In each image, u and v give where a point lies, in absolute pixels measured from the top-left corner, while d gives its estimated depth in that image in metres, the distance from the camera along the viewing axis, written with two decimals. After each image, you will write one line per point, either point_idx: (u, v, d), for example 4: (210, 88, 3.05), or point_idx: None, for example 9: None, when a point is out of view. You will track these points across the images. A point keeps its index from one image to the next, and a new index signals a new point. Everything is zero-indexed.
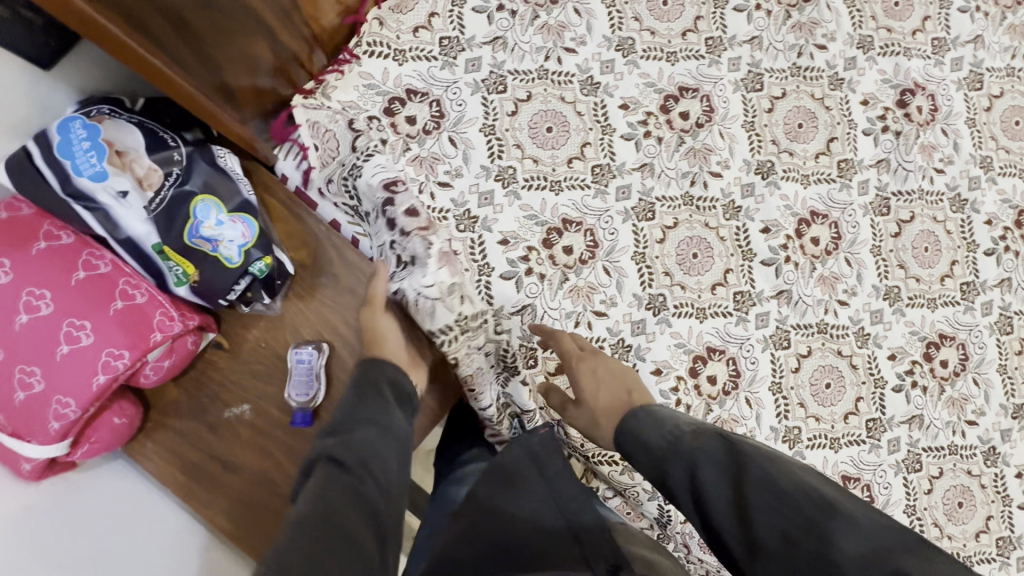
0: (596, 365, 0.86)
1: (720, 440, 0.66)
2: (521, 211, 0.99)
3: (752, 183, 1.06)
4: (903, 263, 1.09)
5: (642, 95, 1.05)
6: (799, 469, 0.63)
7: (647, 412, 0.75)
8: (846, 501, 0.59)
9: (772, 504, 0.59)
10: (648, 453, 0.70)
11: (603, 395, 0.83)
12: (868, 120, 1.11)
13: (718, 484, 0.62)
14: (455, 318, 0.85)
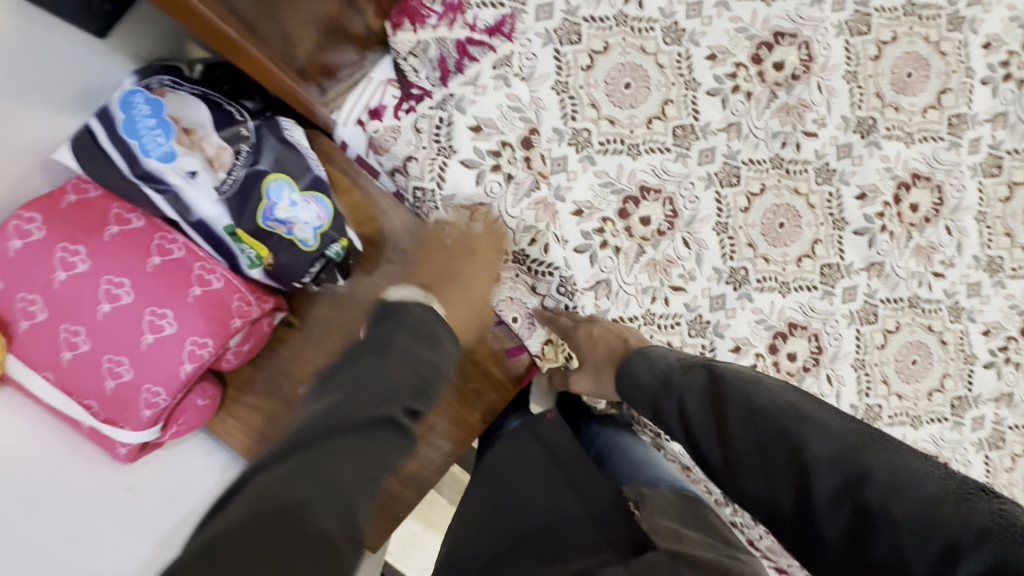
0: (593, 328, 0.87)
1: (704, 369, 0.65)
2: (596, 178, 0.92)
3: (850, 143, 0.96)
4: (1010, 230, 0.99)
5: (732, 42, 0.93)
6: (775, 384, 0.61)
7: (642, 354, 0.75)
8: (823, 407, 0.57)
9: (749, 419, 0.58)
10: (641, 391, 0.71)
11: (601, 348, 0.84)
12: (987, 68, 0.97)
13: (701, 410, 0.62)
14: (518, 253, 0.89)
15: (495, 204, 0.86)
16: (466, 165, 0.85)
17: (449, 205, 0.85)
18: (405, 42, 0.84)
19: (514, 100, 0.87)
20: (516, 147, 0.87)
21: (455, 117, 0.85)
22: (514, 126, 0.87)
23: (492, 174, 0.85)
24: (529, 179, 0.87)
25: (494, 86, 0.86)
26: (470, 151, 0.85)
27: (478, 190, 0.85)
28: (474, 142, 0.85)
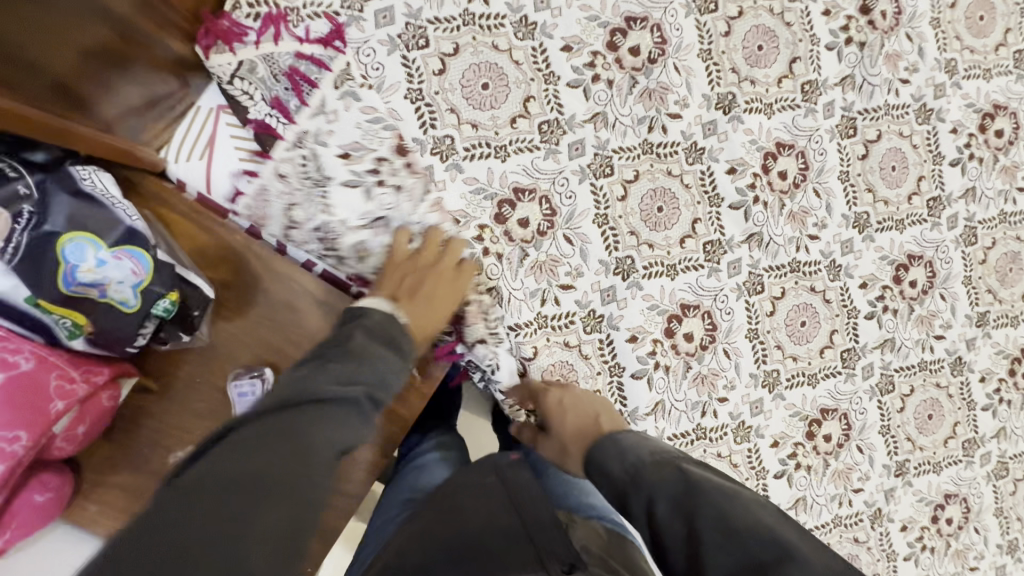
0: (564, 393, 0.87)
1: (679, 474, 0.63)
2: (466, 186, 0.88)
3: (714, 120, 0.97)
4: (871, 186, 1.04)
5: (585, 32, 0.92)
6: (754, 504, 0.60)
7: (613, 441, 0.72)
8: (800, 541, 0.56)
9: (724, 543, 0.57)
10: (611, 483, 0.68)
11: (570, 420, 0.84)
12: (830, 33, 1.01)
13: (675, 522, 0.60)
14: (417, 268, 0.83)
15: (392, 217, 0.81)
16: (348, 187, 0.78)
17: (347, 229, 0.79)
18: (225, 66, 0.77)
19: (371, 113, 0.81)
20: (393, 158, 0.81)
21: (318, 150, 0.78)
22: (382, 138, 0.81)
23: (378, 189, 0.79)
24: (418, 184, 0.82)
25: (346, 106, 0.80)
26: (346, 174, 0.78)
27: (369, 205, 0.79)
28: (348, 166, 0.78)
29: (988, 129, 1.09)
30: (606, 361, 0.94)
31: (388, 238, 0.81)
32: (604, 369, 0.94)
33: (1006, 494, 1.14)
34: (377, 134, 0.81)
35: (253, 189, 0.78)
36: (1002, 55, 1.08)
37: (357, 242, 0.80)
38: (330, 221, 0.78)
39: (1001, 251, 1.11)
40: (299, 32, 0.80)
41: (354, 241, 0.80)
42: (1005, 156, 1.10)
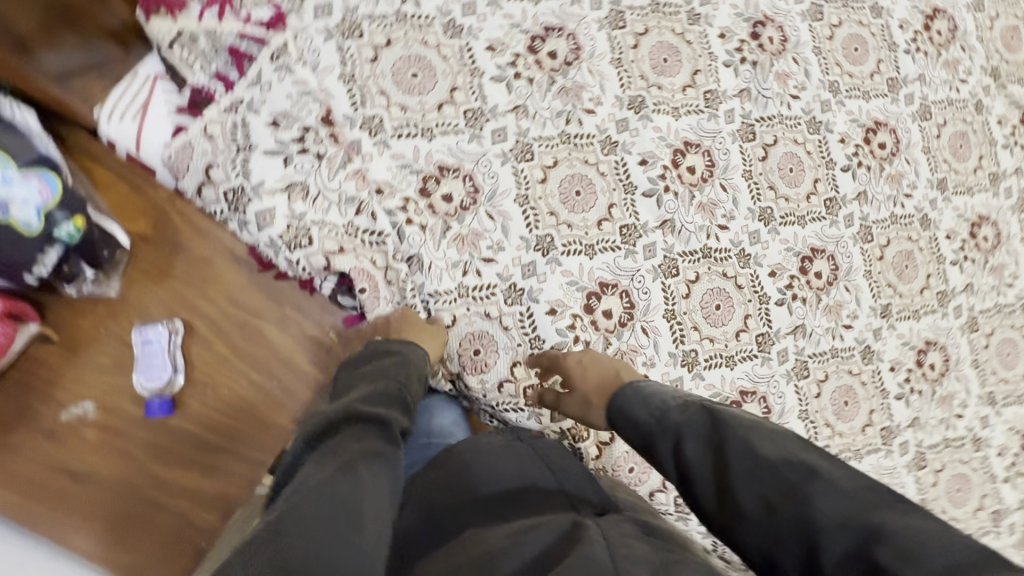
0: (583, 356, 0.90)
1: (704, 410, 0.66)
2: (393, 160, 0.93)
3: (626, 118, 1.07)
4: (772, 184, 1.15)
5: (508, 36, 1.03)
6: (774, 431, 0.62)
7: (635, 390, 0.77)
8: (827, 463, 0.57)
9: (754, 471, 0.58)
10: (636, 429, 0.72)
11: (592, 374, 0.86)
12: (726, 53, 1.15)
13: (703, 457, 0.62)
14: (345, 226, 0.87)
15: (308, 181, 0.86)
16: (269, 154, 0.84)
17: (260, 191, 0.83)
18: (164, 31, 0.84)
19: (302, 86, 0.89)
20: (318, 129, 0.89)
21: (250, 117, 0.85)
22: (310, 109, 0.89)
23: (299, 156, 0.86)
24: (341, 154, 0.89)
25: (279, 78, 0.88)
26: (272, 143, 0.85)
27: (287, 170, 0.85)
28: (274, 134, 0.85)
29: (872, 142, 1.22)
30: (526, 333, 0.97)
31: (302, 203, 0.85)
32: (524, 340, 0.97)
33: (928, 486, 1.16)
34: (307, 107, 0.89)
35: (181, 142, 0.82)
36: (877, 80, 1.25)
37: (264, 207, 0.82)
38: (246, 184, 0.83)
39: (897, 249, 1.21)
40: (242, 13, 0.88)
41: (262, 206, 0.83)
42: (889, 165, 1.23)
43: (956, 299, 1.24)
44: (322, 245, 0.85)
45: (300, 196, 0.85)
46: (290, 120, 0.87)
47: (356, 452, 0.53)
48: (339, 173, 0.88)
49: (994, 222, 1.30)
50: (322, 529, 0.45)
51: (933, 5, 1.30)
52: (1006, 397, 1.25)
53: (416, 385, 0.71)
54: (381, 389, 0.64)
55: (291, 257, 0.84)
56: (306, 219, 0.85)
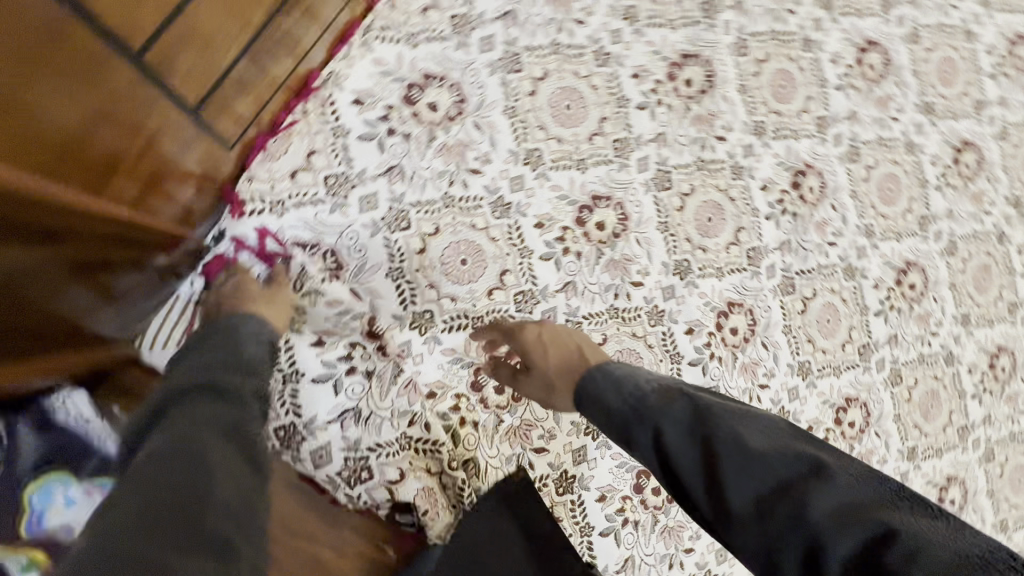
0: (542, 327, 0.80)
1: (688, 399, 0.58)
2: (444, 355, 0.90)
3: (672, 284, 1.04)
4: (810, 337, 1.15)
5: (556, 210, 0.97)
6: (762, 419, 0.56)
7: (605, 371, 0.66)
8: (824, 451, 0.53)
9: (745, 470, 0.52)
10: (608, 416, 0.63)
11: (552, 353, 0.76)
12: (769, 205, 1.12)
13: (685, 446, 0.55)
14: (400, 437, 0.85)
15: (360, 405, 0.84)
16: (318, 381, 0.83)
17: (314, 426, 0.81)
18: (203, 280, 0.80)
19: (337, 304, 0.86)
20: (363, 343, 0.86)
21: (294, 338, 0.83)
22: (352, 327, 0.86)
23: (348, 378, 0.84)
24: (389, 366, 0.86)
25: (312, 300, 0.84)
26: (319, 367, 0.83)
27: (338, 397, 0.83)
28: (321, 357, 0.83)
29: (902, 283, 1.24)
30: (578, 522, 0.95)
31: (355, 428, 0.83)
32: (575, 530, 0.95)
33: None
34: (348, 325, 0.86)
35: None
36: (909, 219, 1.25)
37: (318, 444, 0.81)
38: (298, 420, 0.81)
39: (923, 390, 1.25)
40: (275, 212, 0.83)
41: (317, 442, 0.81)
42: (918, 305, 1.25)
43: (975, 432, 1.29)
44: (383, 474, 0.83)
45: (352, 422, 0.83)
46: (334, 336, 0.85)
47: (205, 417, 0.55)
48: (393, 381, 0.86)
49: (1010, 351, 1.35)
50: (151, 505, 0.47)
51: (963, 138, 1.31)
52: (1017, 522, 1.32)
53: (263, 349, 0.69)
54: (230, 353, 0.64)
55: (350, 492, 0.82)
56: (361, 446, 0.83)
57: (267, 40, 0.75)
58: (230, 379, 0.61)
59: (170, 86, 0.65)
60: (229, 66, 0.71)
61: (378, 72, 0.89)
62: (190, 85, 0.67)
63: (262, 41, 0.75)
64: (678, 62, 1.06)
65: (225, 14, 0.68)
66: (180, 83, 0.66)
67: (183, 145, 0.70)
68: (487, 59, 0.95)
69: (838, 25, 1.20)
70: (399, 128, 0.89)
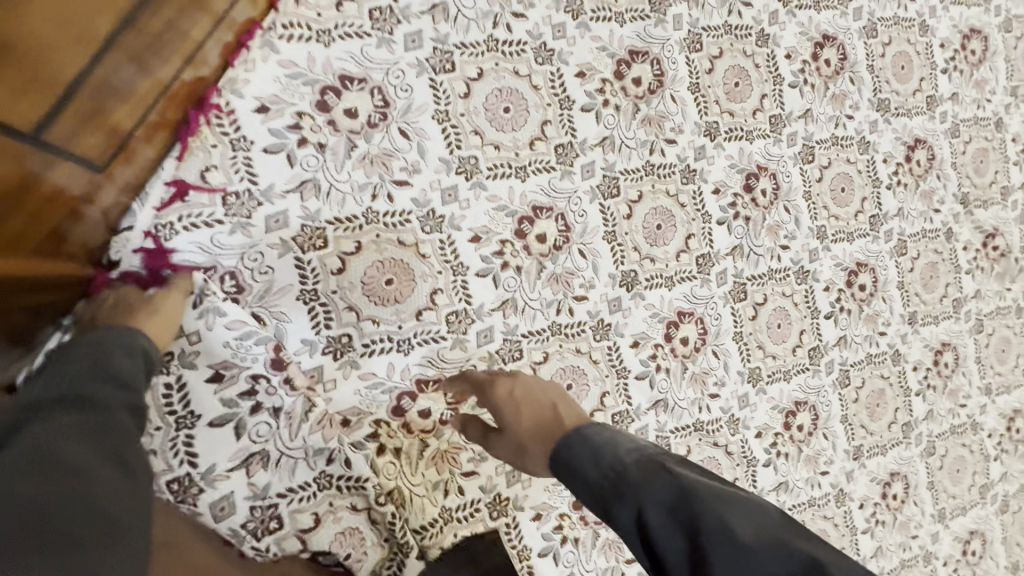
0: (515, 384, 0.77)
1: (670, 475, 0.54)
2: (362, 381, 0.85)
3: (618, 297, 1.01)
4: (761, 343, 1.13)
5: (493, 222, 0.92)
6: (751, 505, 0.53)
7: (586, 442, 0.62)
8: (815, 547, 0.50)
9: (735, 566, 0.48)
10: (589, 489, 0.59)
11: (526, 413, 0.73)
12: (720, 210, 1.09)
13: (671, 532, 0.52)
14: (316, 476, 0.79)
15: (268, 447, 0.76)
16: (217, 424, 0.74)
17: (214, 476, 0.73)
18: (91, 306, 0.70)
19: (239, 326, 0.75)
20: (268, 374, 0.77)
21: (187, 374, 0.73)
22: (256, 353, 0.76)
23: (252, 418, 0.75)
24: (299, 401, 0.78)
25: (206, 325, 0.74)
26: (218, 407, 0.74)
27: (240, 441, 0.75)
28: (220, 394, 0.74)
29: (853, 285, 1.23)
30: (514, 545, 0.92)
31: (264, 473, 0.76)
32: (512, 554, 0.92)
33: None
34: (251, 352, 0.76)
35: None
36: (861, 220, 1.23)
37: (219, 495, 0.73)
38: (194, 471, 0.72)
39: (870, 390, 1.26)
40: (155, 235, 0.74)
41: (217, 493, 0.73)
42: (868, 306, 1.25)
43: (918, 427, 1.32)
44: (295, 522, 0.77)
45: (260, 464, 0.76)
46: (234, 371, 0.75)
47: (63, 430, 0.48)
48: (306, 417, 0.78)
49: (954, 347, 1.37)
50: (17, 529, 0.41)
51: (916, 135, 1.29)
52: (954, 510, 1.36)
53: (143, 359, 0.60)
54: (90, 365, 0.54)
55: (258, 544, 0.75)
56: (271, 493, 0.76)
57: (151, 40, 0.61)
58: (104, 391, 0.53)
59: (11, 100, 0.49)
60: (100, 72, 0.57)
61: (286, 75, 0.79)
62: (31, 92, 0.51)
63: (143, 36, 0.60)
64: (626, 59, 1.00)
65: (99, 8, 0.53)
66: (24, 95, 0.50)
67: (36, 167, 0.55)
68: (414, 57, 0.86)
69: (795, 17, 1.14)
70: (311, 137, 0.81)
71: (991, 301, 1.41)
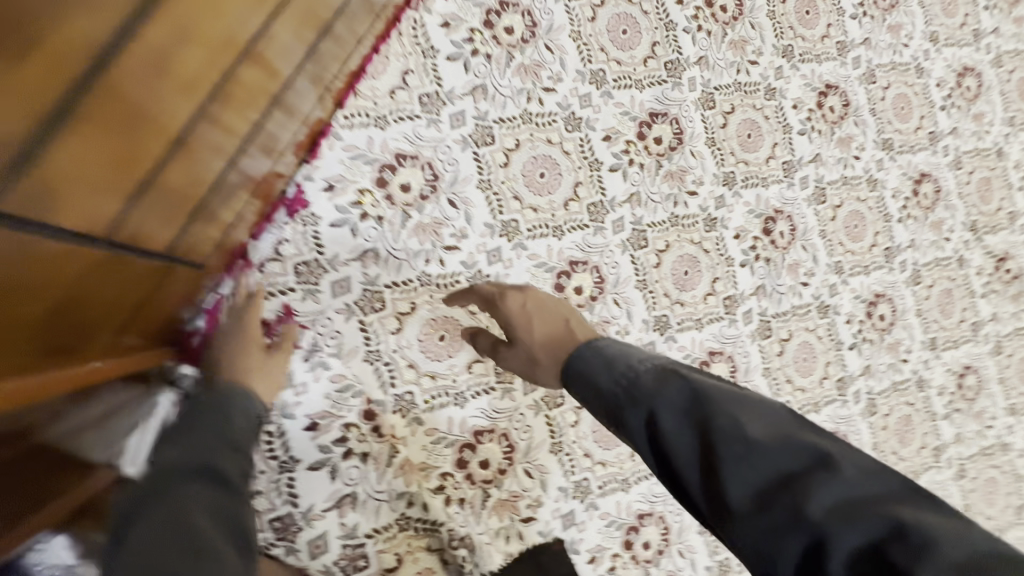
0: (528, 298, 0.82)
1: (682, 381, 0.58)
2: (427, 437, 0.90)
3: (652, 340, 1.07)
4: (789, 377, 1.18)
5: (535, 278, 0.99)
6: (760, 404, 0.55)
7: (597, 353, 0.68)
8: (824, 439, 0.53)
9: (744, 457, 0.51)
10: (602, 397, 0.64)
11: (538, 326, 0.78)
12: (742, 252, 1.15)
13: (683, 432, 0.55)
14: (397, 517, 0.87)
15: (357, 490, 0.85)
16: (314, 469, 0.83)
17: (311, 516, 0.82)
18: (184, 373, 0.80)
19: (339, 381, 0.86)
20: (359, 424, 0.86)
21: (287, 424, 0.83)
22: (350, 405, 0.86)
23: (344, 463, 0.85)
24: (385, 448, 0.87)
25: (314, 377, 0.85)
26: (315, 453, 0.84)
27: (334, 484, 0.84)
28: (317, 441, 0.84)
29: (872, 315, 1.28)
30: None
31: (353, 513, 0.85)
32: None
33: None
34: (345, 405, 0.86)
35: None
36: (875, 253, 1.29)
37: (315, 534, 0.82)
38: (295, 510, 0.82)
39: (898, 416, 1.30)
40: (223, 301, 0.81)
41: (314, 532, 0.82)
42: (888, 335, 1.30)
43: (948, 451, 1.35)
44: (379, 560, 0.85)
45: (349, 506, 0.84)
46: (328, 422, 0.85)
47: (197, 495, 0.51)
48: (390, 462, 0.88)
49: (976, 370, 1.41)
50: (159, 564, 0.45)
51: (921, 170, 1.36)
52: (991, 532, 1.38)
53: (253, 425, 0.65)
54: (187, 430, 0.59)
55: None
56: (359, 531, 0.85)
57: (251, 147, 0.68)
58: (222, 463, 0.56)
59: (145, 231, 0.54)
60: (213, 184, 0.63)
61: (349, 157, 0.88)
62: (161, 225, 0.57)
63: (251, 145, 0.68)
64: (647, 120, 1.08)
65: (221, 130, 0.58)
66: (160, 220, 0.56)
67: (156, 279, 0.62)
68: (459, 134, 0.95)
69: (799, 70, 1.23)
70: (371, 211, 0.89)
71: (1007, 323, 1.46)
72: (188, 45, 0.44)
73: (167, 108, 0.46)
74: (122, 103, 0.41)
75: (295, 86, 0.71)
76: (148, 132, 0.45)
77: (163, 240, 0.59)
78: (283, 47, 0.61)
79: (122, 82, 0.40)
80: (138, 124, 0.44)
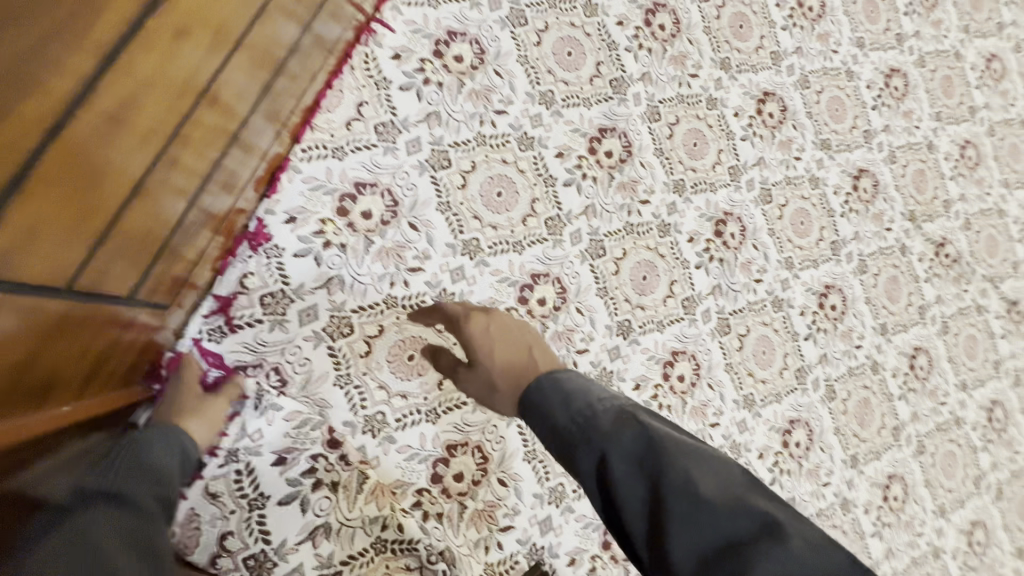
0: (490, 322, 0.85)
1: (640, 430, 0.60)
2: (400, 455, 0.92)
3: (616, 345, 1.11)
4: (750, 370, 1.24)
5: (498, 293, 1.03)
6: (712, 463, 0.57)
7: (557, 384, 0.69)
8: (775, 507, 0.55)
9: (692, 515, 0.53)
10: (557, 432, 0.65)
11: (500, 351, 0.80)
12: (696, 255, 1.21)
13: (633, 480, 0.58)
14: (372, 541, 0.88)
15: (330, 519, 0.86)
16: (284, 503, 0.84)
17: (285, 550, 0.83)
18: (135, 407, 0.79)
19: (308, 407, 0.88)
20: (327, 454, 0.88)
21: (254, 461, 0.84)
22: (313, 437, 0.88)
23: (315, 494, 0.86)
24: (355, 474, 0.88)
25: (279, 408, 0.86)
26: (285, 487, 0.85)
27: (306, 516, 0.85)
28: (286, 475, 0.85)
29: (825, 305, 1.35)
30: None
31: (327, 542, 0.85)
32: None
33: None
34: (311, 435, 0.87)
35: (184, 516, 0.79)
36: (822, 247, 1.37)
37: (291, 567, 0.82)
38: (268, 547, 0.82)
39: (856, 400, 1.36)
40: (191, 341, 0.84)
41: (289, 565, 0.82)
42: (841, 323, 1.37)
43: (906, 429, 1.42)
44: None
45: (322, 535, 0.85)
46: (294, 455, 0.86)
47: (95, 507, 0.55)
48: (361, 488, 0.88)
49: (926, 350, 1.49)
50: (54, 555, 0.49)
51: (859, 166, 1.45)
52: (952, 504, 1.45)
53: (175, 459, 0.68)
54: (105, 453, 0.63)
55: None
56: (335, 560, 0.85)
57: (210, 184, 0.71)
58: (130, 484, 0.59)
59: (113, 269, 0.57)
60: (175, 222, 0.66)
61: (309, 189, 0.91)
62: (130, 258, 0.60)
63: (212, 182, 0.71)
64: (597, 135, 1.14)
65: (182, 172, 0.62)
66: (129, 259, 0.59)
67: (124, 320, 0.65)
68: (416, 160, 0.99)
69: (737, 80, 1.31)
70: (333, 239, 0.92)
71: (951, 304, 1.55)
72: (151, 92, 0.49)
73: (123, 155, 0.49)
74: (81, 149, 0.44)
75: (251, 123, 0.74)
76: (109, 175, 0.48)
77: (128, 281, 0.61)
78: (238, 92, 0.66)
79: (93, 134, 0.44)
80: (112, 163, 0.48)
